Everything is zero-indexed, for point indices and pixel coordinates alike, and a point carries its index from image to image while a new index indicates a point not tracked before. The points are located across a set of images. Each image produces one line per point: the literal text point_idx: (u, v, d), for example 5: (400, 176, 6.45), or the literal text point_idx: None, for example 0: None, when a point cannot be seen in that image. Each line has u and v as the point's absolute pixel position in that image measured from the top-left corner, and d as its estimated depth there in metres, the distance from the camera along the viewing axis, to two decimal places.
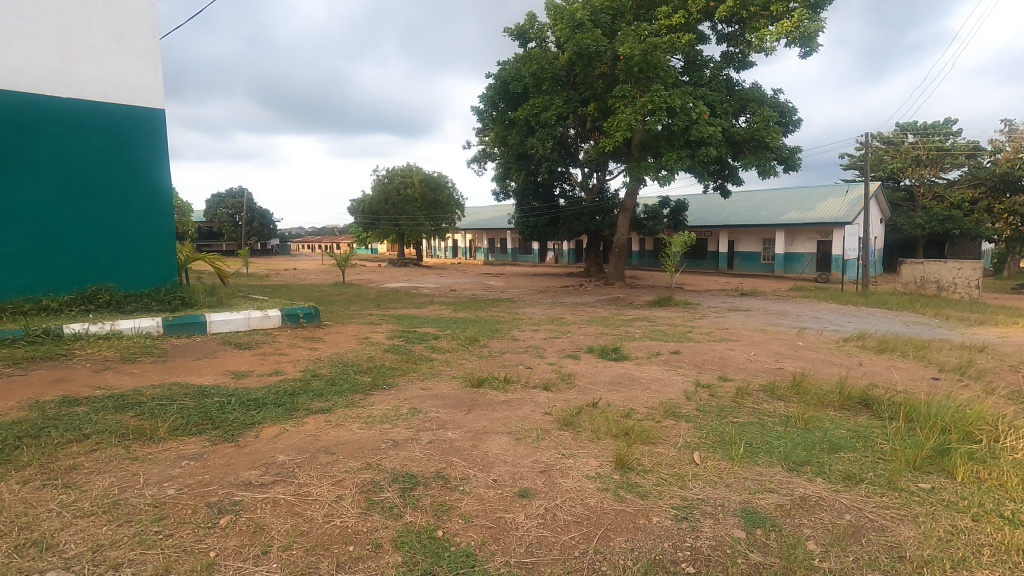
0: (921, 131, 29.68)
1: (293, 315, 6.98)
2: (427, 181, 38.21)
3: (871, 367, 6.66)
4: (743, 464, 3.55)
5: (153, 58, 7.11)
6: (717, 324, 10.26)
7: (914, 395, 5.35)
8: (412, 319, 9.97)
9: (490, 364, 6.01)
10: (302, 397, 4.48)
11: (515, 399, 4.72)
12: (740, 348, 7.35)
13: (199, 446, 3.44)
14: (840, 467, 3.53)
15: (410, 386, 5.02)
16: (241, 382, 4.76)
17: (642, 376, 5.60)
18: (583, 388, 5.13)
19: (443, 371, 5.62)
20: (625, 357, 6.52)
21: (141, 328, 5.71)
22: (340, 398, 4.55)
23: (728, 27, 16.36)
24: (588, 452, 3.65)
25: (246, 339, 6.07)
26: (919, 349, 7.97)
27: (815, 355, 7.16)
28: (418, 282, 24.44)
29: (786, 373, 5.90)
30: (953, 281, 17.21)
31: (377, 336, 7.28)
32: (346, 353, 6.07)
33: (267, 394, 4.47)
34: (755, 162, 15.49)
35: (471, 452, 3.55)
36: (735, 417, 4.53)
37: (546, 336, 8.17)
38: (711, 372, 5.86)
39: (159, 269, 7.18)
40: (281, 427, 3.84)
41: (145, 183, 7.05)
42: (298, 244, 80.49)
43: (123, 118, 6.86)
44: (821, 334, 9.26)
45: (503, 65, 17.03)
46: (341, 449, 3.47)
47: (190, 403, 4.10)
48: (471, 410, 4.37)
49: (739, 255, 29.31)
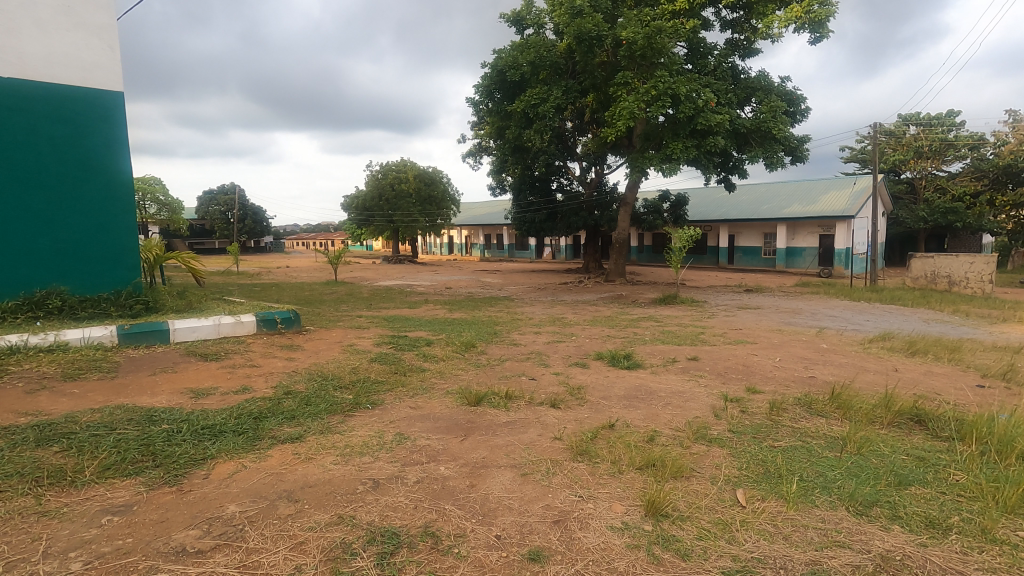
0: (925, 121, 28.47)
1: (270, 320, 6.28)
2: (422, 176, 37.44)
3: (907, 373, 6.03)
4: (799, 508, 2.91)
5: (109, 34, 6.38)
6: (729, 324, 9.62)
7: (967, 409, 4.72)
8: (403, 321, 9.27)
9: (489, 375, 5.35)
10: (268, 421, 3.80)
11: (518, 420, 4.06)
12: (763, 353, 6.73)
13: (130, 493, 2.77)
14: (918, 510, 2.90)
15: (397, 404, 4.36)
16: (199, 404, 4.07)
17: (661, 389, 4.96)
18: (596, 405, 4.47)
19: (436, 385, 4.95)
20: (639, 365, 5.85)
21: (91, 339, 5.02)
22: (314, 422, 3.87)
23: (732, 12, 15.67)
24: (611, 491, 3.02)
25: (214, 349, 5.39)
26: (952, 351, 7.32)
27: (844, 360, 6.51)
28: (412, 279, 23.69)
29: (821, 383, 5.26)
30: (965, 275, 16.59)
31: (364, 342, 6.58)
32: (326, 364, 5.39)
33: (226, 419, 3.77)
34: (763, 153, 14.86)
35: (468, 495, 2.90)
36: (776, 440, 3.89)
37: (549, 341, 7.48)
38: (738, 383, 5.22)
39: (118, 270, 6.48)
40: (238, 463, 3.17)
41: (99, 174, 6.33)
42: (293, 241, 79.46)
43: (73, 101, 6.14)
44: (843, 334, 8.64)
45: (499, 53, 16.22)
46: (308, 495, 2.82)
47: (132, 433, 3.42)
48: (467, 436, 3.72)
49: (739, 250, 28.73)
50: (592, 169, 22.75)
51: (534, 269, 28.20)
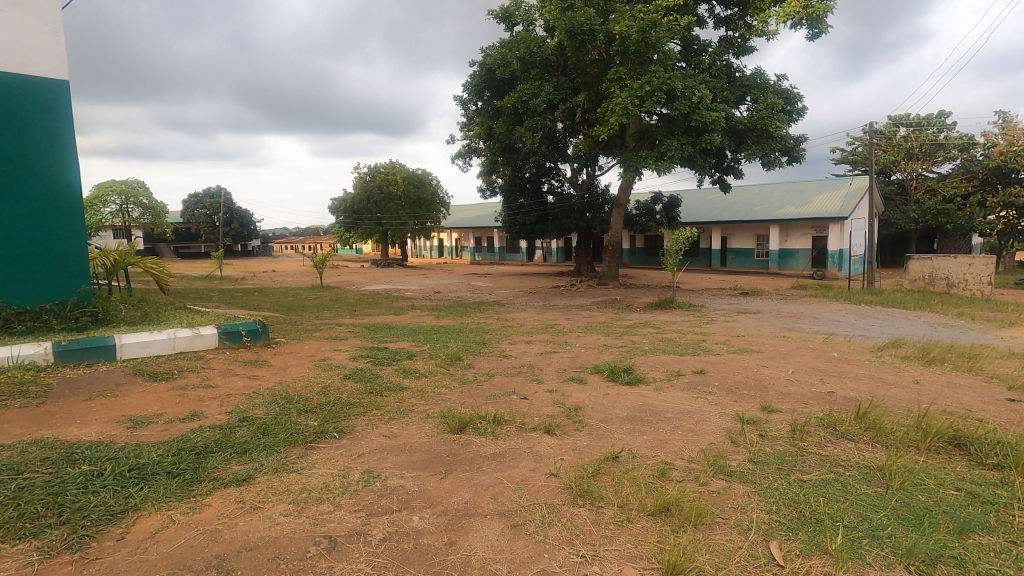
0: (914, 122, 28.49)
1: (234, 332, 5.68)
2: (411, 178, 36.83)
3: (930, 386, 5.55)
4: (849, 566, 2.39)
5: (51, 16, 5.74)
6: (730, 330, 9.14)
7: (1009, 429, 4.23)
8: (387, 330, 8.68)
9: (476, 394, 4.80)
10: (213, 458, 3.22)
11: (508, 451, 3.52)
12: (773, 364, 6.24)
13: (16, 565, 2.19)
14: (994, 570, 2.38)
15: (369, 432, 3.80)
16: (134, 436, 3.47)
17: (668, 409, 4.45)
18: (597, 431, 3.94)
19: (416, 407, 4.38)
20: (641, 380, 5.31)
21: (20, 358, 4.41)
22: (267, 457, 3.30)
23: (726, 9, 15.33)
24: (620, 549, 2.48)
25: (165, 367, 4.79)
26: (970, 360, 6.85)
27: (858, 371, 6.02)
28: (400, 284, 23.05)
29: (842, 400, 4.77)
30: (964, 277, 16.28)
31: (338, 356, 5.99)
32: (292, 383, 4.81)
33: (163, 455, 3.18)
34: (759, 152, 14.44)
35: (445, 557, 2.36)
36: (805, 473, 3.37)
37: (542, 351, 6.92)
38: (750, 400, 4.72)
39: (63, 278, 5.87)
40: (165, 517, 2.59)
41: (41, 173, 5.73)
42: (281, 244, 78.29)
43: (10, 90, 5.56)
44: (851, 341, 8.20)
45: (487, 51, 15.74)
46: (247, 562, 2.26)
47: (41, 479, 2.82)
48: (447, 473, 3.17)
49: (732, 252, 28.45)
50: (584, 171, 22.36)
51: (525, 273, 27.69)
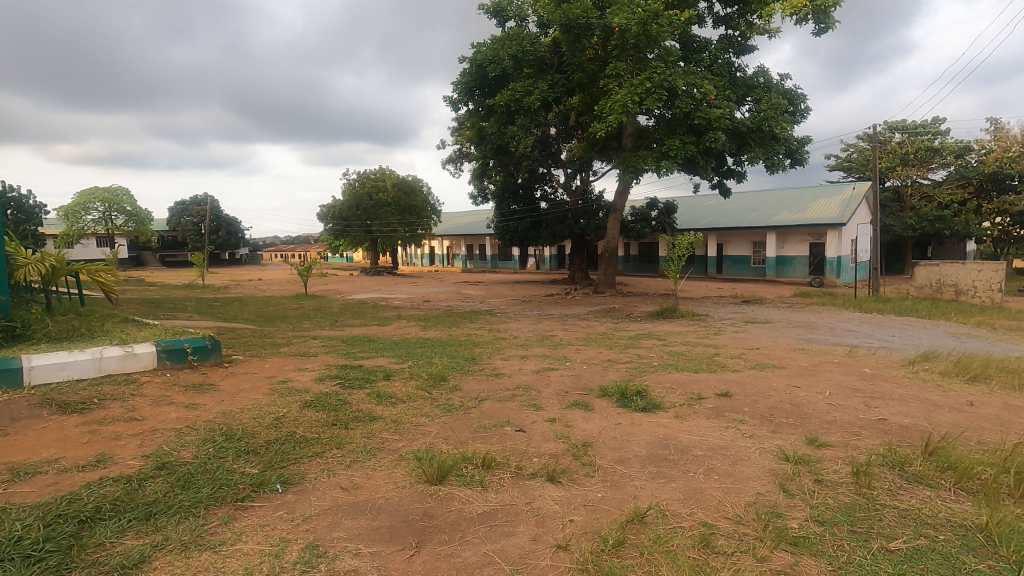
0: (909, 128, 28.00)
1: (176, 350, 4.82)
2: (401, 185, 36.06)
3: (987, 409, 4.77)
4: None
5: None
6: (741, 343, 8.36)
7: None
8: (365, 343, 7.83)
9: (461, 426, 3.95)
10: (101, 530, 2.37)
11: (500, 509, 2.71)
12: (804, 382, 5.46)
13: None
14: None
15: (321, 484, 2.95)
16: (6, 496, 2.61)
17: (697, 444, 3.65)
18: (613, 477, 3.12)
19: (386, 446, 3.52)
20: (657, 406, 4.49)
21: None
22: (177, 526, 2.45)
23: (726, 7, 14.73)
24: None
25: (82, 396, 3.92)
26: (1016, 376, 6.09)
27: (902, 391, 5.22)
28: (388, 292, 22.17)
29: (902, 432, 3.95)
30: (973, 284, 15.69)
31: (302, 377, 5.14)
32: (239, 413, 3.95)
33: (29, 528, 2.32)
34: (763, 153, 13.77)
35: None
36: (888, 538, 2.57)
37: (539, 369, 6.07)
38: (792, 432, 3.92)
39: None
40: None
41: None
42: (270, 252, 76.85)
43: None
44: (877, 354, 7.44)
45: (479, 48, 14.96)
46: None
47: None
48: (418, 548, 2.35)
49: (727, 259, 27.93)
50: (578, 176, 21.75)
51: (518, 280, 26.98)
